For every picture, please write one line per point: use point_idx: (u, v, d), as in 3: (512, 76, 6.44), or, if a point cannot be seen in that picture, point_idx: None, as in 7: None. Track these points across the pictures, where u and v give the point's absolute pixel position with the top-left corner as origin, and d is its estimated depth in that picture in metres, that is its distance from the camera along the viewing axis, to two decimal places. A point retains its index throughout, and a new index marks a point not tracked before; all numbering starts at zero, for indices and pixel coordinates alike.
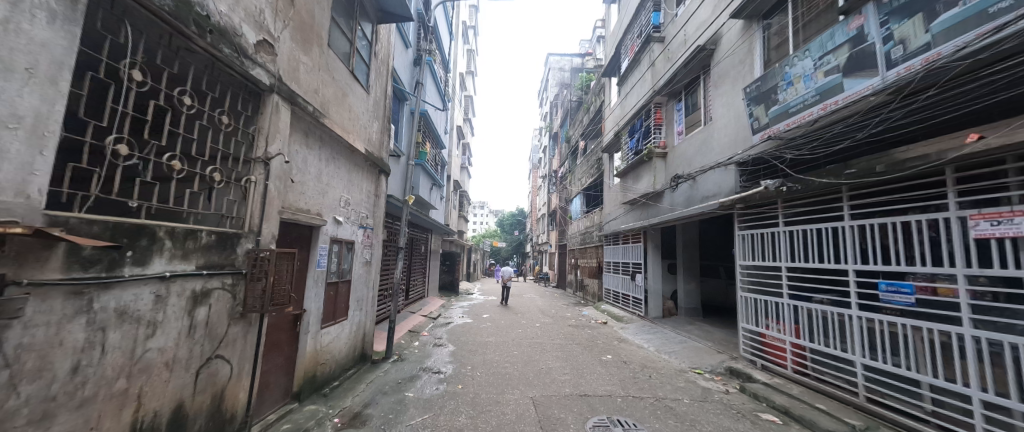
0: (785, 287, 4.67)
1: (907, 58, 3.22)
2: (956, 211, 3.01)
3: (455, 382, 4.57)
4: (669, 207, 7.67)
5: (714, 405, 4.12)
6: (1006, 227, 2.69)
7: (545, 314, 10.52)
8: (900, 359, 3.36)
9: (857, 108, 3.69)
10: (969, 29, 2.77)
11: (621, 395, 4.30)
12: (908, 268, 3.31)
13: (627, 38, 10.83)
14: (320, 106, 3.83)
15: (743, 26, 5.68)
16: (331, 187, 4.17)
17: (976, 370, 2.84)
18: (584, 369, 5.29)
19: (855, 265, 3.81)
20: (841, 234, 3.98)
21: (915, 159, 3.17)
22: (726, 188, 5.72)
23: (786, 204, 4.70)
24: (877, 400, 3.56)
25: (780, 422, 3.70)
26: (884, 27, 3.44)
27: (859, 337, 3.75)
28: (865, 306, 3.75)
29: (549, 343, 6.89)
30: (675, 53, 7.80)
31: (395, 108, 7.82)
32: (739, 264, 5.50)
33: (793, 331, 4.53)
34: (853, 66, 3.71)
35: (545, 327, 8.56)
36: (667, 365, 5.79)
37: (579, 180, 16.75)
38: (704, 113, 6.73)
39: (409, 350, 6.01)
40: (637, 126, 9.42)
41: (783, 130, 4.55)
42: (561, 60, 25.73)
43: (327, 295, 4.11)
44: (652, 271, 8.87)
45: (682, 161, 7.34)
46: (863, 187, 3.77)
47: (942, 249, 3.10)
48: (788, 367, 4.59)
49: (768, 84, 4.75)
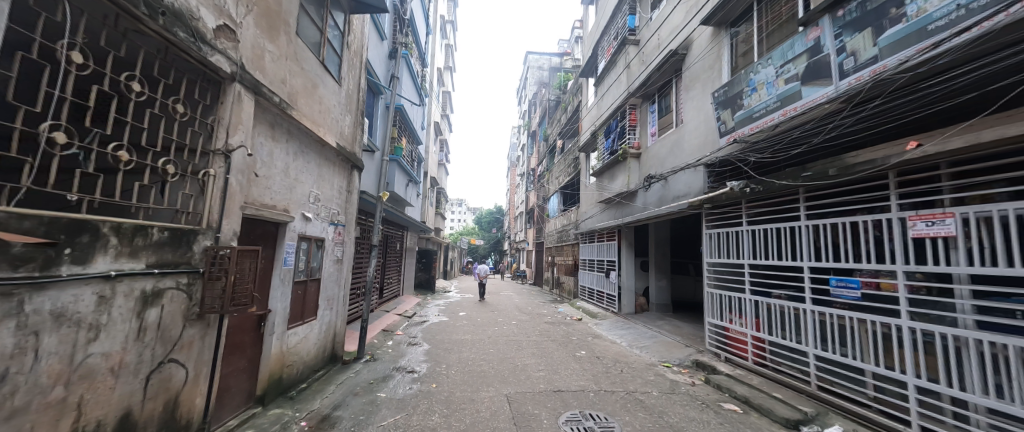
0: (747, 283, 4.92)
1: (857, 69, 3.46)
2: (897, 212, 3.26)
3: (429, 381, 4.51)
4: (642, 207, 7.89)
5: (681, 396, 4.29)
6: (938, 227, 2.95)
7: (522, 312, 10.58)
8: (847, 349, 3.63)
9: (813, 115, 3.92)
10: (911, 44, 3.00)
11: (594, 389, 4.41)
12: (856, 265, 3.57)
13: (603, 39, 11.03)
14: (287, 97, 3.66)
15: (712, 33, 5.91)
16: (300, 182, 4.00)
17: (912, 358, 3.10)
18: (559, 366, 5.36)
19: (809, 262, 4.06)
20: (798, 233, 4.23)
21: (863, 163, 3.40)
22: (695, 188, 5.96)
23: (750, 205, 4.95)
24: (827, 388, 3.82)
25: (740, 411, 3.90)
26: (838, 39, 3.68)
27: (813, 329, 4.00)
28: (818, 301, 4.01)
29: (525, 340, 6.95)
30: (649, 56, 8.01)
31: (370, 102, 7.60)
32: (706, 262, 5.74)
33: (754, 325, 4.78)
34: (810, 75, 3.95)
35: (522, 324, 8.61)
36: (638, 359, 5.97)
37: (556, 179, 16.90)
38: (676, 116, 6.96)
39: (382, 349, 5.88)
40: (613, 127, 9.62)
41: (747, 134, 4.78)
42: (540, 59, 25.82)
43: (294, 295, 3.95)
44: (626, 269, 9.11)
45: (655, 162, 7.57)
46: (817, 189, 4.02)
47: (885, 247, 3.36)
48: (749, 359, 4.84)
49: (734, 89, 4.98)
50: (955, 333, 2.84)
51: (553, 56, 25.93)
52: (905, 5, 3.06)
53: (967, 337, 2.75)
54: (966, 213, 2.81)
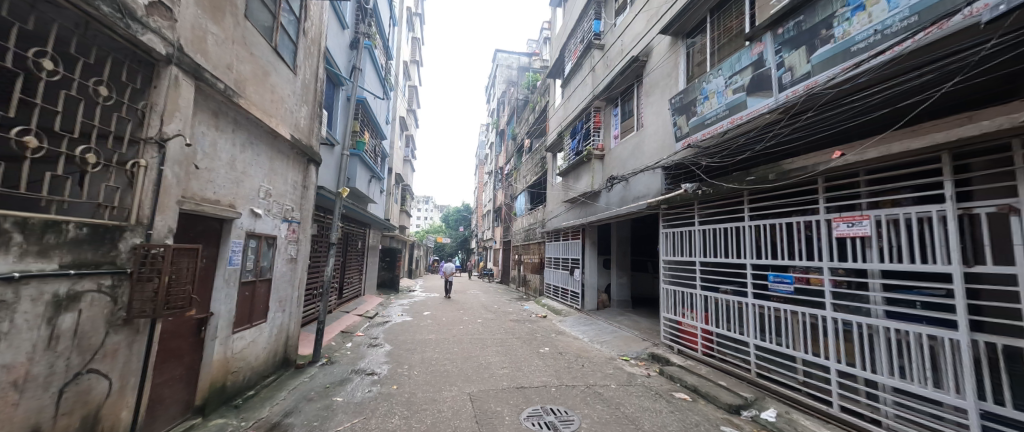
0: (698, 279, 5.25)
1: (794, 83, 3.80)
2: (824, 214, 3.62)
3: (390, 383, 4.40)
4: (605, 207, 8.17)
5: (637, 388, 4.51)
6: (857, 228, 3.32)
7: (488, 310, 10.58)
8: (782, 339, 3.98)
9: (755, 124, 4.25)
10: (837, 62, 3.35)
11: (555, 385, 4.51)
12: (791, 262, 3.92)
13: (570, 42, 11.27)
14: (233, 84, 3.40)
15: (670, 42, 6.22)
16: (248, 176, 3.74)
17: (834, 345, 3.46)
18: (522, 363, 5.43)
19: (752, 260, 4.40)
20: (742, 232, 4.57)
21: (797, 169, 3.73)
22: (653, 190, 6.26)
23: (702, 206, 5.27)
24: (765, 375, 4.17)
25: (689, 399, 4.16)
26: (778, 55, 4.01)
27: (753, 321, 4.35)
28: (758, 295, 4.36)
29: (490, 338, 6.96)
30: (613, 61, 8.29)
31: (329, 93, 7.26)
32: (662, 259, 6.05)
33: (703, 318, 5.11)
34: (754, 87, 4.27)
35: (487, 322, 8.61)
36: (598, 354, 6.18)
37: (524, 177, 17.04)
38: (637, 120, 7.27)
39: (340, 352, 5.64)
40: (578, 128, 9.86)
41: (700, 139, 5.09)
42: (509, 58, 25.90)
43: (241, 296, 3.69)
44: (589, 266, 9.38)
45: (617, 163, 7.85)
46: (760, 192, 4.36)
47: (814, 245, 3.72)
48: (699, 350, 5.17)
49: (689, 97, 5.28)
50: (868, 322, 3.20)
51: (522, 56, 26.11)
52: (833, 27, 3.42)
53: (878, 325, 3.12)
54: (878, 216, 3.18)
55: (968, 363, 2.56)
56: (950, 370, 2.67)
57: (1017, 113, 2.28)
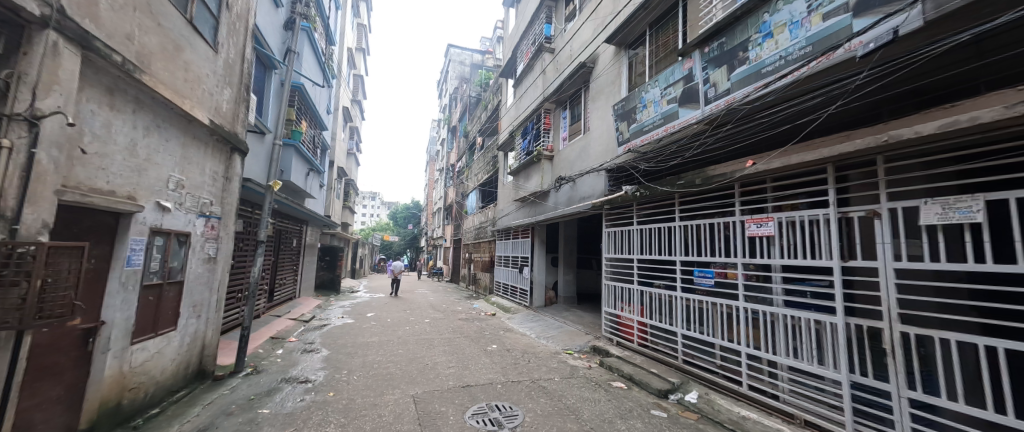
0: (636, 275, 5.64)
1: (716, 98, 4.23)
2: (739, 216, 4.09)
3: (326, 390, 4.13)
4: (553, 206, 8.43)
5: (578, 379, 4.73)
6: (764, 228, 3.80)
7: (436, 309, 10.37)
8: (703, 328, 4.43)
9: (684, 132, 4.67)
10: (751, 82, 3.80)
11: (501, 381, 4.56)
12: (712, 258, 4.36)
13: (522, 43, 11.43)
14: (135, 58, 2.95)
15: (614, 52, 6.58)
16: (153, 164, 3.27)
17: (744, 331, 3.92)
18: (469, 361, 5.41)
19: (680, 257, 4.83)
20: (673, 231, 4.99)
21: (719, 176, 4.15)
22: (598, 191, 6.60)
23: (640, 207, 5.65)
24: (689, 361, 4.61)
25: (625, 387, 4.47)
26: (704, 71, 4.43)
27: (681, 312, 4.78)
28: (685, 288, 4.80)
29: (437, 338, 6.83)
30: (562, 65, 8.56)
31: (260, 76, 6.60)
32: (605, 257, 6.40)
33: (639, 311, 5.51)
34: (685, 99, 4.69)
35: (435, 322, 8.44)
36: (544, 349, 6.36)
37: (475, 175, 16.96)
38: (584, 124, 7.60)
39: (269, 360, 5.17)
40: (529, 128, 10.04)
41: (639, 145, 5.49)
42: (461, 54, 25.55)
43: (142, 302, 3.21)
44: (537, 264, 9.62)
45: (565, 164, 8.13)
46: (688, 195, 4.79)
47: (731, 243, 4.18)
48: (635, 341, 5.57)
49: (630, 104, 5.68)
50: (771, 310, 3.68)
51: (475, 53, 25.90)
52: (748, 50, 3.86)
53: (778, 312, 3.60)
54: (780, 218, 3.66)
55: (842, 343, 3.05)
56: (828, 349, 3.16)
57: (880, 134, 2.75)
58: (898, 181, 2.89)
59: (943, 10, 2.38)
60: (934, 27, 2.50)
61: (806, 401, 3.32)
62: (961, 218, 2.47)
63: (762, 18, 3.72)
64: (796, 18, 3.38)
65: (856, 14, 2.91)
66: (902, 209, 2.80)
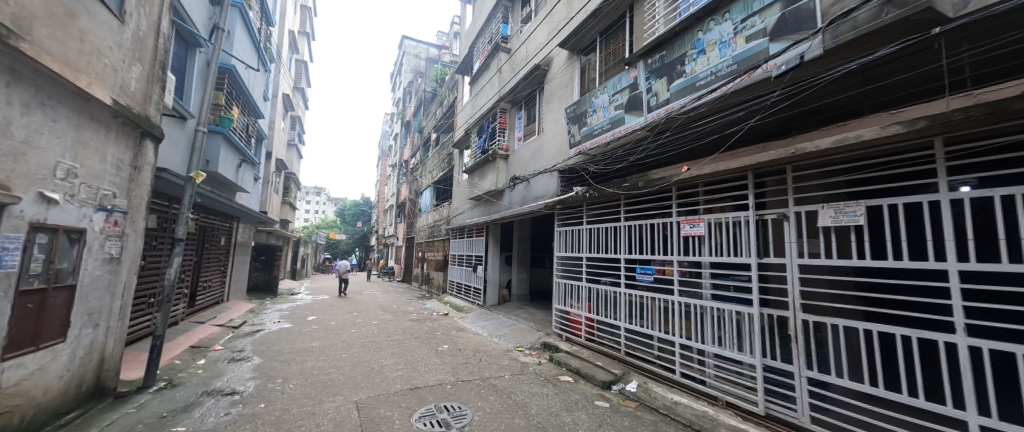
0: (585, 272, 5.88)
1: (657, 106, 4.53)
2: (676, 217, 4.43)
3: (256, 402, 3.79)
4: (507, 205, 8.49)
5: (528, 376, 4.82)
6: (697, 229, 4.14)
7: (385, 310, 9.98)
8: (643, 321, 4.74)
9: (630, 138, 4.95)
10: (687, 94, 4.11)
11: (451, 381, 4.51)
12: (652, 256, 4.68)
13: (478, 41, 11.37)
14: (9, 21, 2.48)
15: (567, 57, 6.79)
16: (33, 147, 2.76)
17: (678, 323, 4.26)
18: (418, 363, 5.26)
19: (624, 254, 5.11)
20: (619, 231, 5.27)
21: (658, 179, 4.45)
22: (550, 191, 6.77)
23: (590, 207, 5.89)
24: (631, 352, 4.91)
25: (571, 380, 4.65)
26: (647, 81, 4.72)
27: (624, 307, 5.06)
28: (628, 284, 5.09)
29: (386, 340, 6.58)
30: (518, 66, 8.64)
31: (180, 53, 5.87)
32: (557, 255, 6.59)
33: (587, 307, 5.75)
34: (630, 106, 4.98)
35: (383, 323, 8.11)
36: (496, 347, 6.39)
37: (429, 173, 16.57)
38: (538, 125, 7.75)
39: (189, 372, 4.63)
40: (484, 127, 10.03)
41: (589, 148, 5.73)
42: (417, 47, 24.77)
43: (19, 310, 2.71)
44: (491, 263, 9.63)
45: (520, 164, 8.23)
46: (632, 197, 5.08)
47: (668, 241, 4.51)
48: (583, 336, 5.81)
49: (582, 108, 5.93)
50: (701, 303, 4.03)
51: (431, 47, 25.21)
52: (685, 65, 4.17)
53: (707, 305, 3.96)
54: (709, 219, 4.03)
55: (757, 331, 3.44)
56: (746, 336, 3.54)
57: (789, 147, 3.13)
58: (803, 188, 3.30)
59: (837, 42, 2.76)
60: (831, 56, 2.89)
61: (728, 385, 3.69)
62: (849, 221, 2.88)
63: (696, 36, 4.05)
64: (724, 39, 3.72)
65: (772, 39, 3.27)
66: (805, 213, 3.23)
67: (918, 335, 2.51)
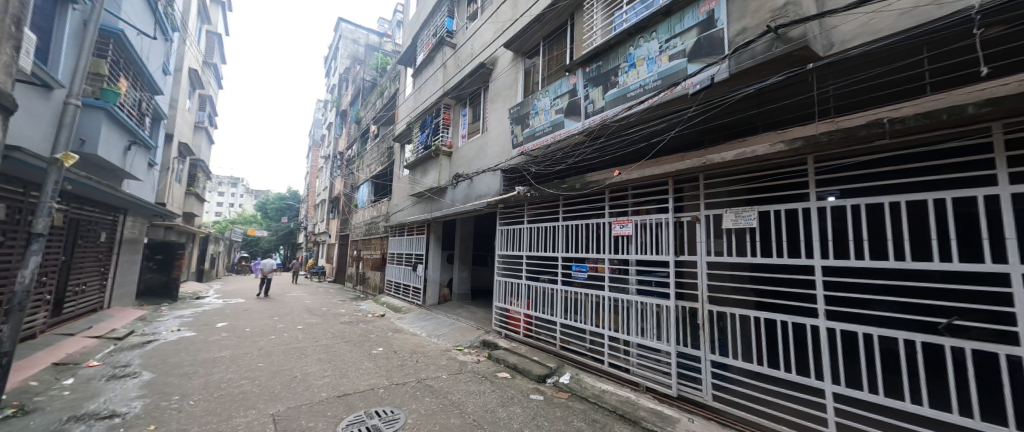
0: (524, 270, 6.02)
1: (593, 113, 4.79)
2: (608, 218, 4.73)
3: (143, 424, 3.24)
4: (450, 203, 8.36)
5: (466, 374, 4.81)
6: (625, 229, 4.47)
7: (313, 313, 9.21)
8: (577, 316, 5.00)
9: (568, 141, 5.20)
10: (619, 103, 4.40)
11: (384, 385, 4.31)
12: (586, 255, 4.95)
13: (422, 33, 11.02)
14: None
15: (512, 58, 6.89)
16: None
17: (608, 317, 4.57)
18: (348, 368, 4.95)
19: (562, 253, 5.33)
20: (557, 230, 5.48)
21: (593, 182, 4.72)
22: (493, 190, 6.82)
23: (531, 207, 6.04)
24: (565, 346, 5.15)
25: (508, 376, 4.74)
26: (585, 88, 4.98)
27: (561, 303, 5.28)
28: (565, 281, 5.33)
29: (312, 345, 6.07)
30: (463, 63, 8.55)
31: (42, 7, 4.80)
32: (498, 253, 6.67)
33: (526, 304, 5.91)
34: (569, 111, 5.21)
35: (310, 327, 7.48)
36: (434, 347, 6.26)
37: (367, 166, 15.65)
38: (482, 124, 7.76)
39: (50, 394, 3.81)
40: (427, 122, 9.74)
41: (530, 149, 5.89)
42: (355, 31, 23.20)
43: None
44: (432, 262, 9.39)
45: (463, 162, 8.16)
46: (570, 198, 5.31)
47: (601, 240, 4.80)
48: (521, 332, 5.94)
49: (524, 109, 6.09)
50: (627, 297, 4.36)
51: (372, 33, 23.79)
52: (618, 76, 4.47)
53: (632, 299, 4.30)
54: (636, 220, 4.37)
55: (672, 320, 3.83)
56: (663, 326, 3.92)
57: (702, 157, 3.52)
58: (713, 194, 3.74)
59: (740, 68, 3.17)
60: (735, 80, 3.31)
61: (648, 371, 4.06)
62: (745, 223, 3.34)
63: (628, 50, 4.36)
64: (651, 56, 4.07)
65: (690, 60, 3.64)
66: (713, 216, 3.66)
67: (794, 319, 3.00)
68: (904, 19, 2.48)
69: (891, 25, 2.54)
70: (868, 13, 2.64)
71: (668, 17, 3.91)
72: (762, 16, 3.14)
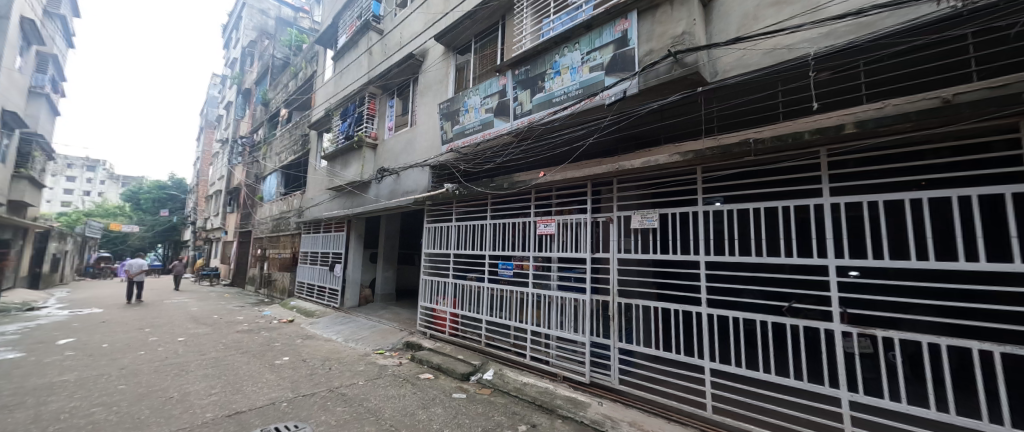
0: (451, 269, 5.94)
1: (521, 115, 4.93)
2: (533, 217, 4.90)
3: None
4: (373, 199, 7.87)
5: (385, 379, 4.57)
6: (548, 228, 4.68)
7: (201, 322, 7.89)
8: (502, 312, 5.09)
9: (497, 141, 5.28)
10: (545, 107, 4.60)
11: (288, 398, 3.89)
12: (512, 253, 5.06)
13: (345, 13, 10.18)
14: None
15: (442, 52, 6.74)
16: None
17: (531, 312, 4.75)
18: (245, 382, 4.36)
19: (489, 251, 5.38)
20: (485, 228, 5.51)
21: (519, 182, 4.85)
22: (420, 187, 6.61)
23: (459, 205, 5.99)
24: (491, 343, 5.22)
25: (431, 377, 4.63)
26: (514, 90, 5.09)
27: (487, 301, 5.32)
28: (491, 279, 5.39)
29: (196, 360, 5.18)
30: (390, 51, 8.10)
31: None
32: (425, 252, 6.49)
33: (452, 303, 5.84)
34: (498, 111, 5.29)
35: (195, 339, 6.40)
36: (350, 352, 5.84)
37: (276, 154, 13.93)
38: (411, 117, 7.45)
39: None
40: (349, 110, 9.03)
41: (460, 146, 5.86)
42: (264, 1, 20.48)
43: None
44: (352, 261, 8.73)
45: (389, 156, 7.75)
46: (499, 197, 5.39)
47: (526, 238, 4.96)
48: (447, 331, 5.86)
49: (454, 106, 6.01)
50: (549, 293, 4.58)
51: (285, 5, 21.26)
52: (544, 82, 4.66)
53: (553, 295, 4.52)
54: (559, 220, 4.61)
55: (587, 313, 4.12)
56: (580, 318, 4.21)
57: (616, 164, 3.86)
58: (624, 197, 4.11)
59: (646, 85, 3.55)
60: (643, 95, 3.69)
61: (565, 362, 4.32)
62: (648, 224, 3.73)
63: (553, 58, 4.57)
64: (573, 66, 4.32)
65: (607, 73, 3.97)
66: (624, 218, 4.03)
67: (684, 308, 3.43)
68: (766, 58, 3.04)
69: (758, 62, 3.09)
70: (741, 49, 3.18)
71: (589, 31, 4.19)
72: (665, 41, 3.56)
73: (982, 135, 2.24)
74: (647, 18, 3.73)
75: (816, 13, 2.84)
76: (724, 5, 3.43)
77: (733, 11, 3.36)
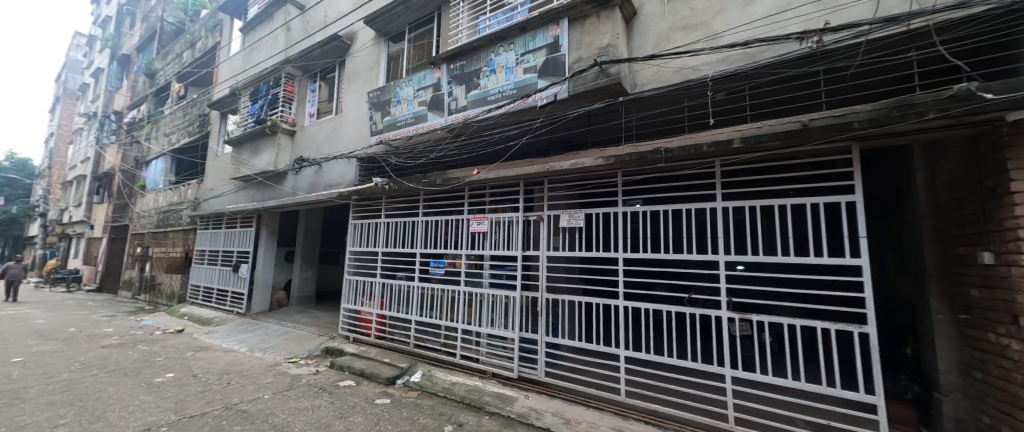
0: (379, 268, 5.62)
1: (456, 111, 4.83)
2: (467, 215, 4.85)
3: None
4: (290, 191, 7.09)
5: (297, 389, 4.14)
6: (481, 226, 4.66)
7: (49, 337, 6.33)
8: (433, 312, 4.95)
9: (431, 136, 5.13)
10: (480, 105, 4.57)
11: (170, 422, 3.30)
12: (445, 251, 4.94)
13: None
14: None
15: (374, 37, 6.33)
16: None
17: (462, 310, 4.70)
18: (109, 407, 3.59)
19: (420, 249, 5.18)
20: (416, 225, 5.30)
21: (453, 178, 4.75)
22: (346, 180, 6.13)
23: (389, 201, 5.68)
24: (420, 344, 5.05)
25: (352, 384, 4.32)
26: (449, 84, 4.98)
27: (417, 301, 5.13)
28: (422, 277, 5.21)
29: (38, 385, 4.13)
30: (312, 29, 7.36)
31: None
32: (349, 250, 6.03)
33: (379, 304, 5.52)
34: (433, 105, 5.13)
35: (39, 359, 5.10)
36: (256, 363, 5.18)
37: (165, 135, 11.78)
38: (336, 104, 6.87)
39: None
40: (261, 90, 7.99)
41: (391, 138, 5.56)
42: None
43: None
44: (262, 260, 7.78)
45: (309, 144, 7.05)
46: (432, 192, 5.23)
47: (460, 236, 4.87)
48: (372, 334, 5.52)
49: (385, 96, 5.69)
50: (480, 291, 4.56)
51: None
52: (480, 79, 4.63)
53: (484, 293, 4.52)
54: (492, 218, 4.62)
55: (517, 309, 4.20)
56: (510, 314, 4.27)
57: (546, 164, 3.98)
58: (554, 197, 4.27)
59: (575, 91, 3.72)
60: (572, 100, 3.87)
61: (495, 358, 4.35)
62: (575, 223, 3.94)
63: (489, 56, 4.57)
64: (508, 66, 4.35)
65: (540, 76, 4.08)
66: (554, 216, 4.19)
67: (604, 302, 3.68)
68: (675, 76, 3.41)
69: (669, 79, 3.45)
70: (657, 66, 3.51)
71: (523, 33, 4.26)
72: (592, 51, 3.78)
73: (827, 154, 2.77)
74: (577, 27, 3.92)
75: (714, 40, 3.26)
76: (643, 24, 3.76)
77: (651, 30, 3.70)
